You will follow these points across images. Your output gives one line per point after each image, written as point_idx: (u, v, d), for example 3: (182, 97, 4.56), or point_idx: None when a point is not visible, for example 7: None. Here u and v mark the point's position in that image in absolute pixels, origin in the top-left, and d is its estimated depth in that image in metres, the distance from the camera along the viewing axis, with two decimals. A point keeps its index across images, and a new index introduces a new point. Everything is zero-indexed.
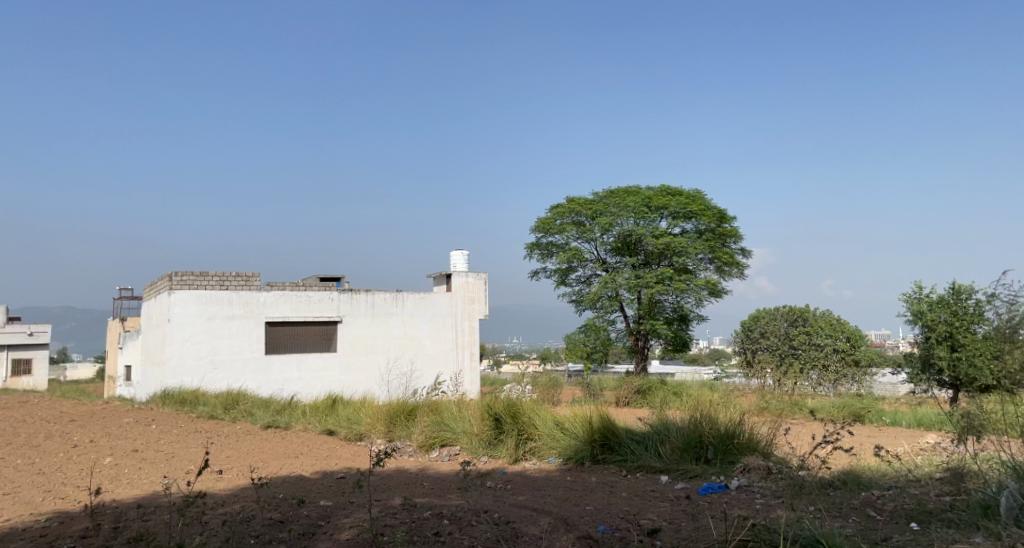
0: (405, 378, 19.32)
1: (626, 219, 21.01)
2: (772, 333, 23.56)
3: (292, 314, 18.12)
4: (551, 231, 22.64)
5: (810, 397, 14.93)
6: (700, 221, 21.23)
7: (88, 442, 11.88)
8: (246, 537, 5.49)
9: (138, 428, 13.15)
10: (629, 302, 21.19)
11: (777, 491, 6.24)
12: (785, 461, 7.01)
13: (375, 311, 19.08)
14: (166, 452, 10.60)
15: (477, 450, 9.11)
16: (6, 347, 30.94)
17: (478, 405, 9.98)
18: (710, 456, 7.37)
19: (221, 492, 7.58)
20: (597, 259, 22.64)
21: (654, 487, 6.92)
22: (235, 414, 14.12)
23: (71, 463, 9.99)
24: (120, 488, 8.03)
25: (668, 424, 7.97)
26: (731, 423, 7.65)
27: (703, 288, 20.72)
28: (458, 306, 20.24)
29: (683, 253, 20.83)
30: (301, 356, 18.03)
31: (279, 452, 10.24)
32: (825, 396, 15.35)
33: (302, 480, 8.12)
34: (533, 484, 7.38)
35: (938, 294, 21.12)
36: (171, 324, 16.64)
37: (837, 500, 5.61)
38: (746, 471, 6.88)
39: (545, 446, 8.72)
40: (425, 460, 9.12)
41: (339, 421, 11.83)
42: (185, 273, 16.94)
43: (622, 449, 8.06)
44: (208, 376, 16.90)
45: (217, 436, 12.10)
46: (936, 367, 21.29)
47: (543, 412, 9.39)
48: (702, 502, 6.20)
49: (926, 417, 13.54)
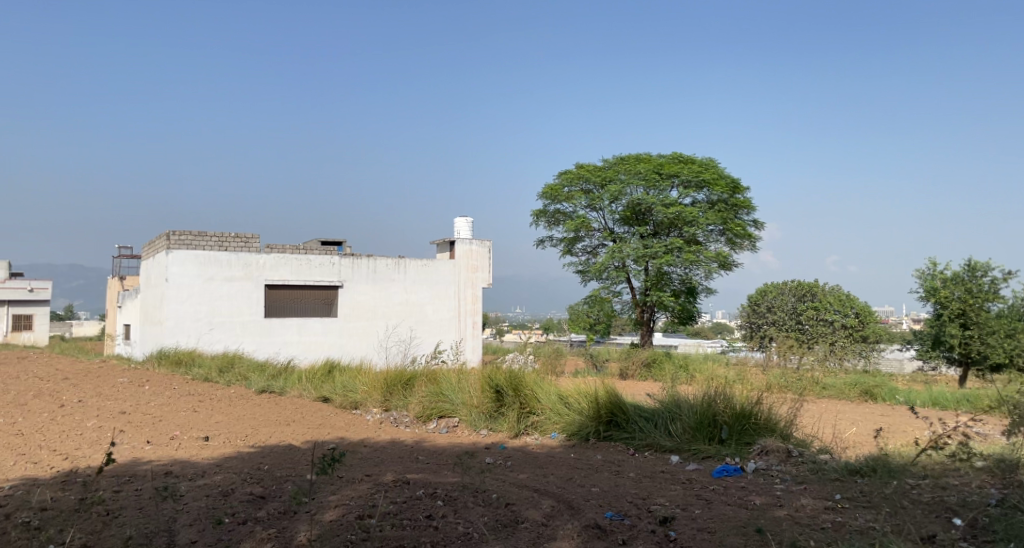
0: (405, 345, 18.93)
1: (636, 187, 20.43)
2: (779, 308, 23.27)
3: (291, 278, 17.63)
4: (558, 198, 22.08)
5: (820, 370, 14.51)
6: (712, 191, 20.60)
7: (76, 402, 11.47)
8: (221, 515, 5.03)
9: (130, 388, 12.75)
10: (637, 272, 20.65)
11: (796, 475, 5.76)
12: (805, 444, 6.52)
13: (377, 277, 18.60)
14: (154, 416, 10.16)
15: (476, 422, 8.68)
16: (6, 302, 30.58)
17: (478, 375, 9.52)
18: (724, 437, 6.90)
19: (205, 462, 7.13)
20: (605, 229, 22.10)
21: (664, 469, 6.47)
22: (230, 377, 13.71)
23: (55, 424, 9.55)
24: (100, 455, 7.59)
25: (680, 401, 7.50)
26: (749, 401, 7.16)
27: (713, 260, 20.19)
28: (461, 274, 19.76)
29: (694, 224, 20.26)
30: (301, 320, 17.60)
31: (271, 419, 9.80)
32: (835, 370, 14.92)
33: (291, 450, 7.70)
34: (535, 462, 6.94)
35: (952, 270, 20.47)
36: (168, 284, 16.17)
37: (865, 488, 5.15)
38: (764, 453, 6.39)
39: (548, 420, 8.27)
40: (421, 432, 8.71)
41: (334, 388, 11.42)
42: (183, 232, 16.42)
43: (630, 426, 7.59)
44: (205, 337, 16.47)
45: (209, 400, 11.69)
46: (947, 345, 20.73)
47: (548, 384, 8.91)
48: (716, 487, 5.73)
49: (941, 396, 13.09)
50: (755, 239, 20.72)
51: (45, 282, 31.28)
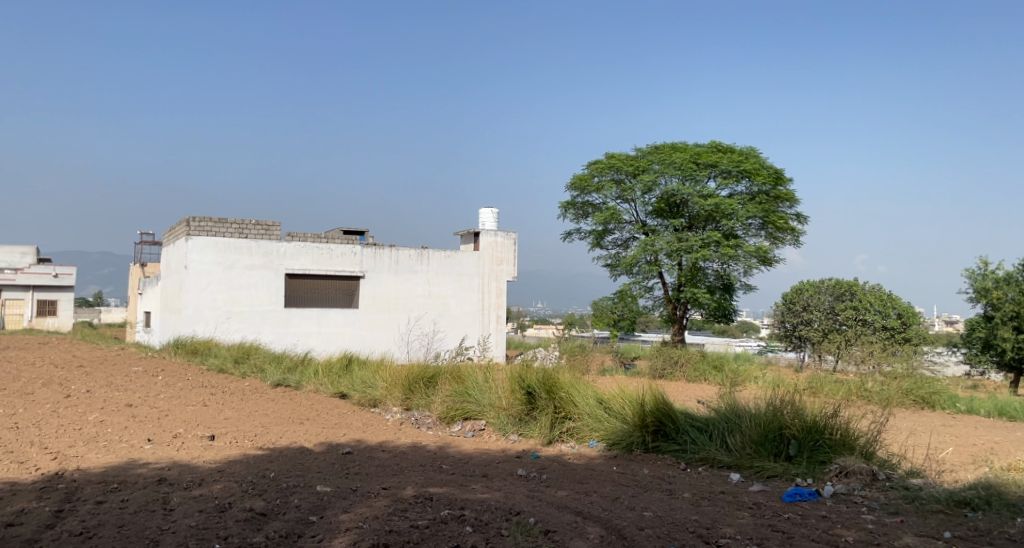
0: (427, 339, 18.19)
1: (671, 177, 19.53)
2: (816, 308, 22.01)
3: (312, 267, 16.92)
4: (588, 188, 21.20)
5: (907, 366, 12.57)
6: (753, 182, 19.60)
7: (83, 392, 10.79)
8: (211, 538, 4.25)
9: (143, 378, 12.12)
10: (670, 268, 19.72)
11: (888, 504, 5.08)
12: (892, 468, 5.81)
13: (399, 267, 17.85)
14: (161, 410, 9.44)
15: (505, 427, 7.89)
16: (32, 287, 30.20)
17: (506, 374, 8.70)
18: (793, 453, 6.10)
19: (207, 466, 6.38)
20: (636, 221, 21.20)
21: (724, 490, 5.64)
22: (247, 368, 13.04)
23: (54, 417, 8.82)
24: (93, 454, 6.86)
25: (739, 409, 6.68)
26: (821, 413, 6.33)
27: (754, 255, 19.24)
28: (486, 267, 18.97)
29: (733, 217, 19.26)
30: (321, 311, 16.91)
31: (283, 416, 9.07)
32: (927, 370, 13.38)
33: (303, 454, 6.95)
34: (575, 475, 6.14)
35: (1005, 271, 19.45)
36: (187, 271, 15.54)
37: (982, 526, 4.58)
38: (843, 475, 5.65)
39: (586, 427, 7.46)
40: (445, 436, 7.97)
41: (353, 383, 10.68)
42: (203, 219, 15.75)
43: (680, 437, 6.77)
44: (223, 326, 15.83)
45: (223, 393, 10.98)
46: (997, 349, 19.59)
47: (585, 386, 8.07)
48: (792, 516, 4.92)
49: (1008, 405, 12.12)
50: (798, 233, 19.74)
51: (70, 268, 30.87)
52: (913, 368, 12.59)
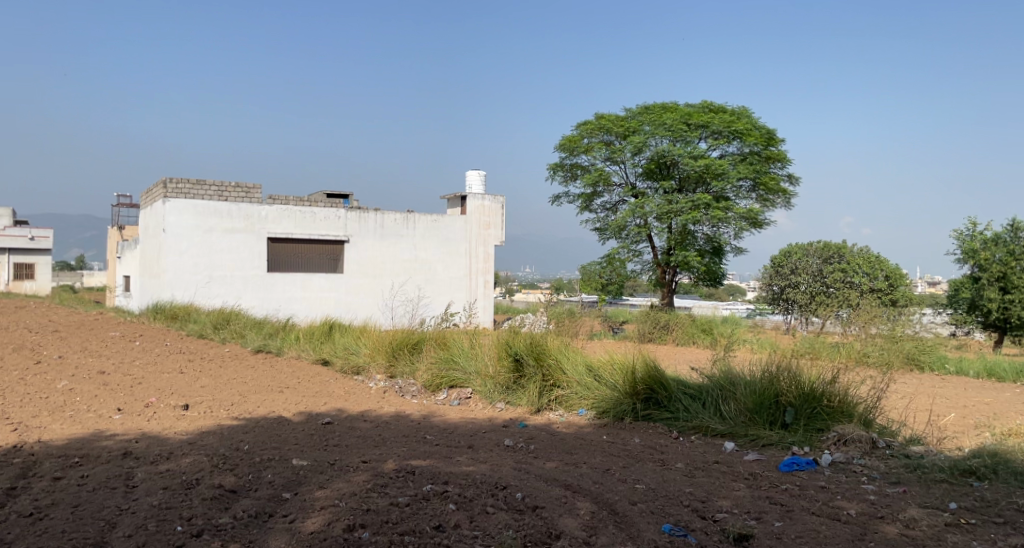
0: (412, 305, 17.93)
1: (661, 138, 19.12)
2: (803, 270, 21.57)
3: (295, 230, 16.49)
4: (577, 149, 20.77)
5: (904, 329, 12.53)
6: (745, 142, 19.23)
7: (54, 359, 10.43)
8: (173, 520, 3.96)
9: (119, 343, 11.81)
10: (659, 231, 19.46)
11: (889, 474, 4.86)
12: (890, 437, 5.57)
13: (384, 231, 17.47)
14: (135, 377, 9.12)
15: (492, 395, 7.62)
16: (7, 250, 29.60)
17: (493, 340, 8.40)
18: (789, 421, 5.89)
19: (178, 438, 6.08)
20: (625, 184, 20.82)
21: (718, 460, 5.41)
22: (227, 334, 12.72)
23: (21, 385, 8.47)
24: (58, 425, 6.53)
25: (734, 376, 6.44)
26: (819, 380, 6.11)
27: (743, 217, 18.99)
28: (473, 231, 18.61)
29: (724, 178, 18.94)
30: (305, 275, 16.56)
31: (262, 385, 8.76)
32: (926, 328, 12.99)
33: (280, 425, 6.66)
34: (565, 446, 5.88)
35: (991, 231, 19.29)
36: (166, 235, 15.10)
37: (988, 496, 4.39)
38: (842, 443, 5.43)
39: (575, 394, 7.21)
40: (429, 404, 7.70)
41: (336, 349, 10.39)
42: (181, 181, 15.23)
43: (672, 405, 6.53)
44: (204, 291, 15.45)
45: (200, 360, 10.64)
46: (982, 309, 19.52)
47: (574, 353, 7.80)
48: (790, 487, 4.69)
49: (997, 366, 12.03)
50: (788, 195, 19.50)
51: (47, 231, 30.20)
52: (903, 329, 12.47)
